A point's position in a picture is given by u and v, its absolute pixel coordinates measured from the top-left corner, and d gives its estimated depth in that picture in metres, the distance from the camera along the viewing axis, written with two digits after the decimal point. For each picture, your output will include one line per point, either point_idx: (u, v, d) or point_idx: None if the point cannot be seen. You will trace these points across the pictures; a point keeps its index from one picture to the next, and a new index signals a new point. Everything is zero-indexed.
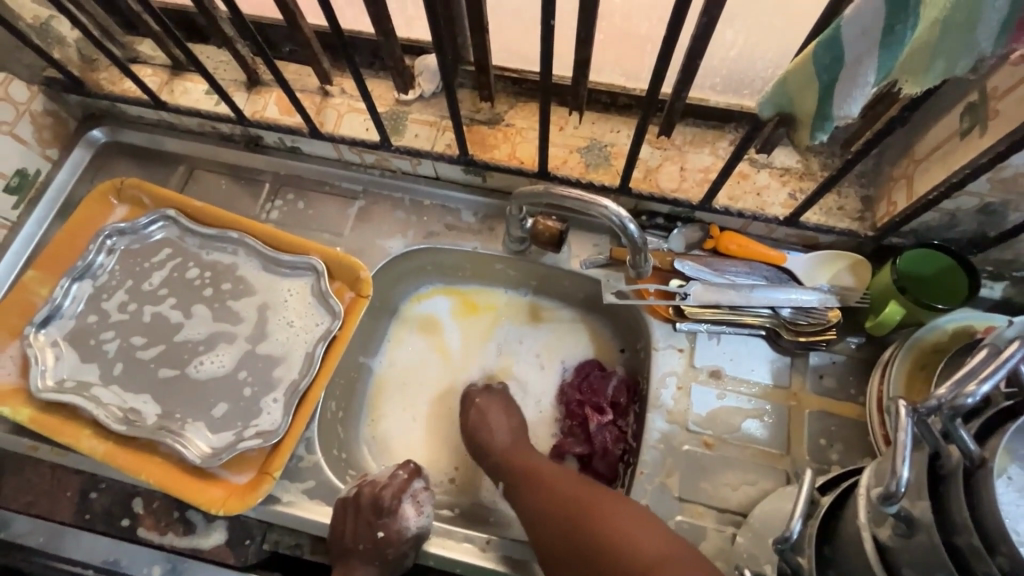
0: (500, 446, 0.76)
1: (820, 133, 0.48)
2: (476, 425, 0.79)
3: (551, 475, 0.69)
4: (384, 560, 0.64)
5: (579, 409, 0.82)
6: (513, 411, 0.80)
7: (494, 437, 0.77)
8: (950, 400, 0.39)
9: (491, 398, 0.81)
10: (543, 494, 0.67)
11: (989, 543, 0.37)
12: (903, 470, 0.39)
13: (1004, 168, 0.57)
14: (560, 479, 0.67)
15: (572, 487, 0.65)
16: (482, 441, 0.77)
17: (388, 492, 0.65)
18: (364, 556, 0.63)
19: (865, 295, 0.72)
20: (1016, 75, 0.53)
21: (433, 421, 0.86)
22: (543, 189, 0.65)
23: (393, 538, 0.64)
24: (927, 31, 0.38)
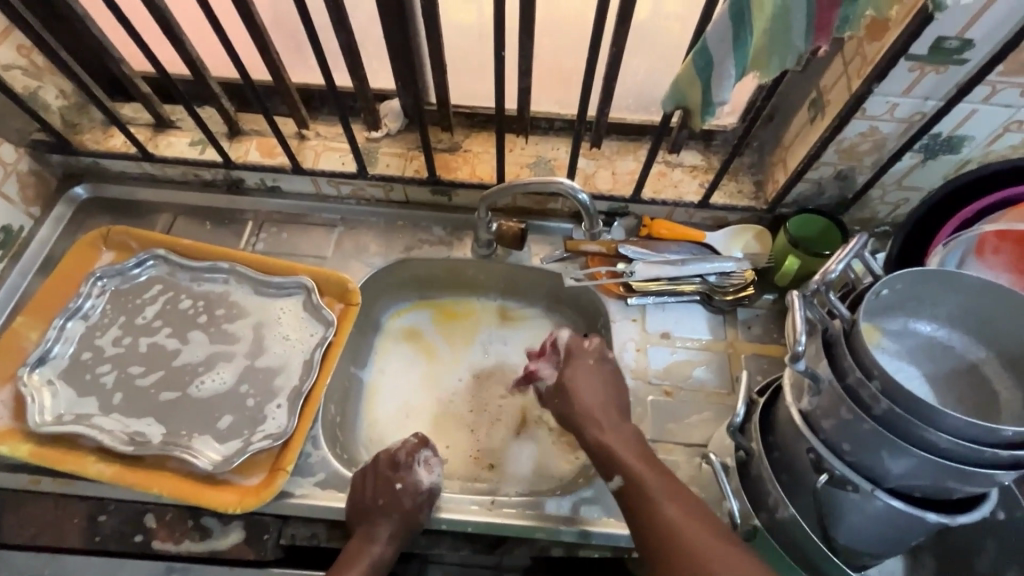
0: (622, 452, 0.67)
1: (708, 117, 0.65)
2: (582, 417, 0.73)
3: (659, 510, 0.61)
4: (408, 519, 0.71)
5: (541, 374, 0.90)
6: (605, 379, 0.76)
7: (606, 435, 0.70)
8: (822, 279, 0.54)
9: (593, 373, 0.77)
10: (654, 539, 0.60)
11: (867, 373, 0.51)
12: (800, 334, 0.53)
13: (842, 140, 0.77)
14: (666, 512, 0.61)
15: (674, 533, 0.59)
16: (594, 439, 0.70)
17: (402, 456, 0.74)
18: (389, 515, 0.70)
19: (769, 257, 0.90)
20: (836, 73, 0.74)
21: (424, 420, 0.93)
22: (506, 182, 0.79)
23: (412, 496, 0.72)
24: (762, 36, 0.56)
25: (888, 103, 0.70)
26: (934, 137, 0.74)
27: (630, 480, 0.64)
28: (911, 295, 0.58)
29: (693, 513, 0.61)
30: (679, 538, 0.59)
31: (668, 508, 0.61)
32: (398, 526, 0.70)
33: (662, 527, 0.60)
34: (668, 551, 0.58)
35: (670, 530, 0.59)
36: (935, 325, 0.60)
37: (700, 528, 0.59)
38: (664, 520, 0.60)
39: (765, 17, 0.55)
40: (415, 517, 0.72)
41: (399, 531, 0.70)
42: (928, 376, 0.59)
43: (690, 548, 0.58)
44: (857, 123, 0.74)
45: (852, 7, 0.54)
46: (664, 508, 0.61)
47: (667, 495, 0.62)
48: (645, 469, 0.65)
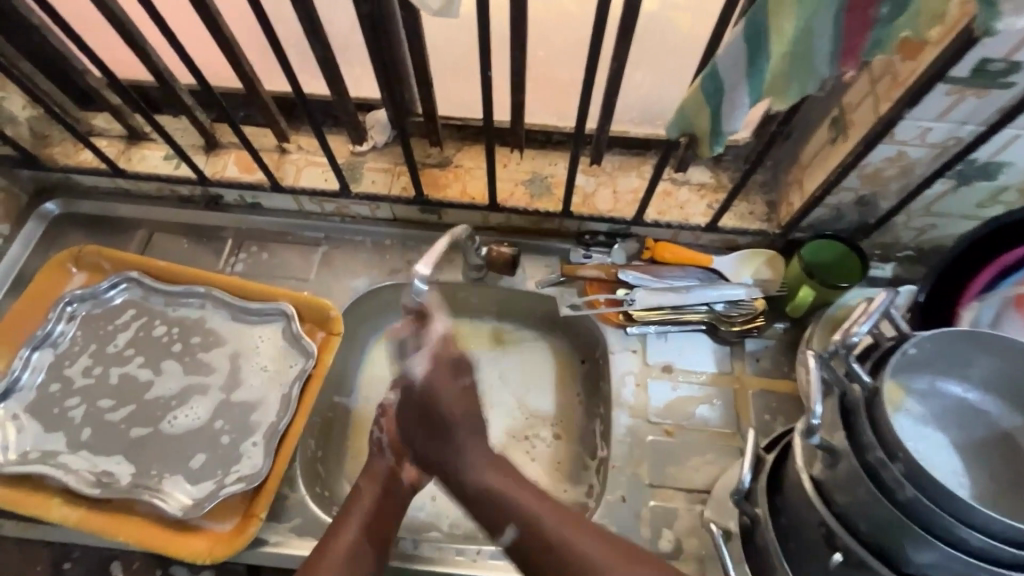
0: (510, 492, 0.62)
1: (717, 147, 0.58)
2: (430, 401, 0.65)
3: (558, 538, 0.58)
4: (385, 499, 0.69)
5: None
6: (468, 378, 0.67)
7: (477, 469, 0.64)
8: (843, 341, 0.48)
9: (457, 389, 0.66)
10: (553, 568, 0.57)
11: (890, 452, 0.45)
12: (816, 405, 0.48)
13: (866, 165, 0.70)
14: (565, 542, 0.57)
15: (572, 555, 0.56)
16: (466, 479, 0.64)
17: (374, 437, 0.73)
18: (367, 494, 0.69)
19: (782, 285, 0.83)
20: (861, 93, 0.67)
21: None
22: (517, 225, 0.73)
23: (386, 474, 0.70)
24: (780, 62, 0.49)
25: (920, 128, 0.63)
26: (970, 163, 0.67)
27: (530, 526, 0.59)
28: (941, 355, 0.52)
29: (613, 549, 0.56)
30: (590, 570, 0.55)
31: (548, 522, 0.59)
32: (376, 506, 0.68)
33: (550, 549, 0.57)
34: (563, 572, 0.56)
35: (571, 561, 0.56)
36: (966, 387, 0.53)
37: (613, 561, 0.55)
38: (562, 555, 0.57)
39: (784, 40, 0.48)
40: (393, 499, 0.70)
41: (378, 510, 0.68)
42: (956, 445, 0.53)
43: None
44: (882, 149, 0.67)
45: (887, 29, 0.47)
46: (545, 524, 0.59)
47: (547, 511, 0.60)
48: (523, 493, 0.62)
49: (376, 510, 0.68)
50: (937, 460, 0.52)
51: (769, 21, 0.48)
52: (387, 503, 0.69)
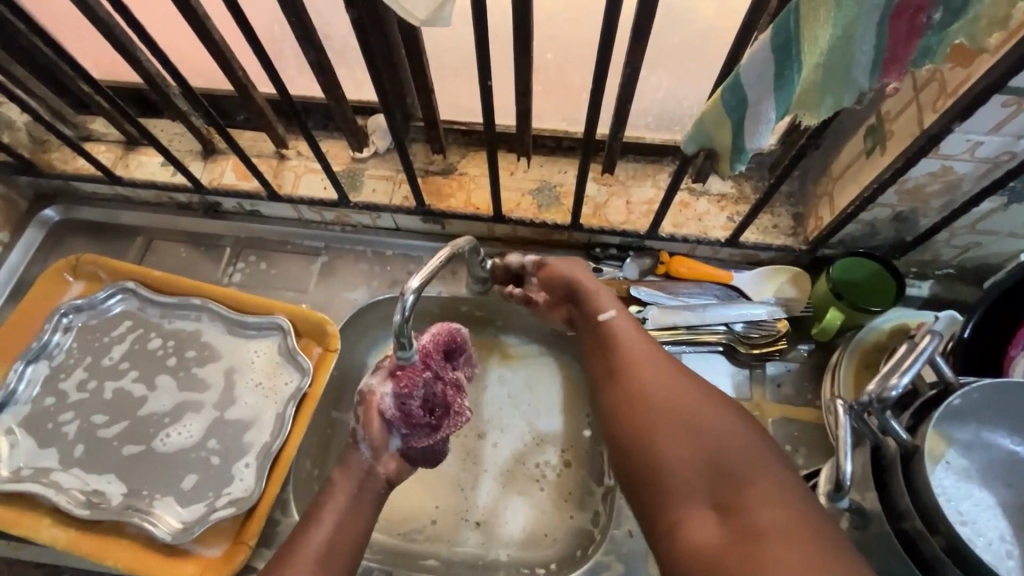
0: (609, 298, 0.69)
1: (738, 164, 0.52)
2: (573, 283, 0.71)
3: (624, 340, 0.64)
4: (362, 493, 0.62)
5: (422, 412, 0.66)
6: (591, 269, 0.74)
7: (594, 283, 0.70)
8: (878, 394, 0.42)
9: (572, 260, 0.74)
10: (612, 361, 0.62)
11: (929, 522, 0.40)
12: (846, 465, 0.43)
13: (906, 180, 0.63)
14: (631, 340, 0.63)
15: (661, 454, 0.53)
16: (584, 289, 0.70)
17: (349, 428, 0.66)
18: (342, 486, 0.62)
19: (807, 304, 0.78)
20: (903, 100, 0.60)
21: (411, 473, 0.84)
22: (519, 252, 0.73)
23: (363, 467, 0.63)
24: (813, 73, 0.43)
25: (969, 142, 0.57)
26: None
27: (609, 326, 0.65)
28: (992, 405, 0.46)
29: (674, 364, 0.60)
30: (643, 371, 0.59)
31: (630, 338, 0.64)
32: (353, 500, 0.61)
33: (625, 354, 0.62)
34: (626, 378, 0.59)
35: (640, 364, 0.60)
36: (1016, 439, 0.48)
37: (673, 377, 0.58)
38: (627, 348, 0.62)
39: (817, 48, 0.42)
40: (371, 493, 0.63)
41: (355, 504, 0.61)
42: (1005, 506, 0.47)
43: (654, 381, 0.58)
44: (925, 164, 0.60)
45: (938, 36, 0.41)
46: (628, 341, 0.63)
47: (637, 330, 0.65)
48: (659, 368, 0.59)
49: (353, 503, 0.61)
50: (982, 523, 0.46)
51: (800, 28, 0.42)
52: (365, 498, 0.62)
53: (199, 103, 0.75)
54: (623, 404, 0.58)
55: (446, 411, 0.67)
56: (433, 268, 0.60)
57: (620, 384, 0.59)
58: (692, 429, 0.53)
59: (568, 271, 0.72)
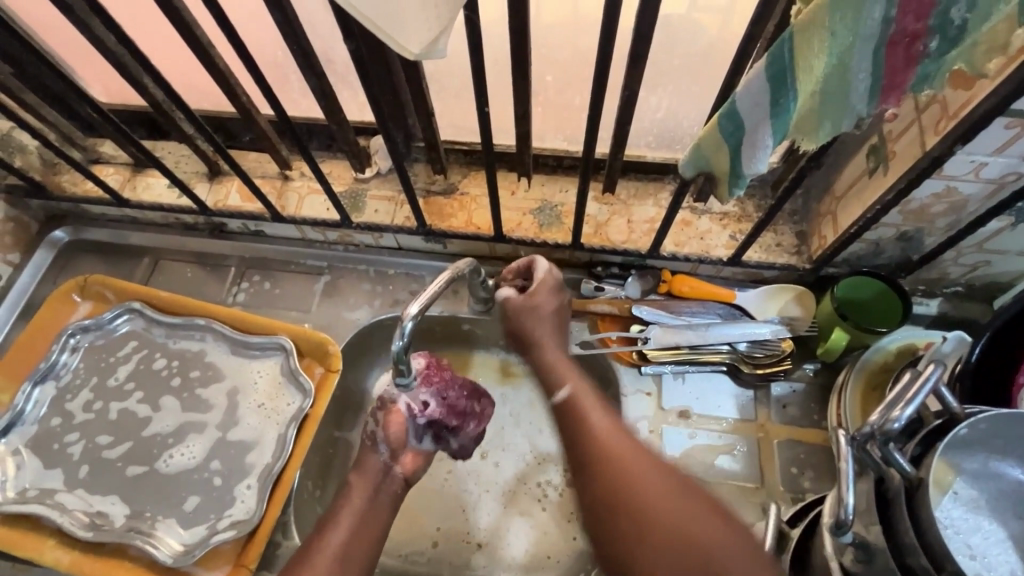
0: (564, 370, 0.62)
1: (736, 189, 0.52)
2: (525, 330, 0.67)
3: (589, 424, 0.56)
4: (378, 498, 0.62)
5: (462, 402, 0.69)
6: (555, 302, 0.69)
7: (547, 350, 0.65)
8: (880, 425, 0.41)
9: (550, 292, 0.69)
10: (580, 453, 0.55)
11: (935, 560, 0.39)
12: (847, 497, 0.42)
13: (909, 201, 0.62)
14: (596, 424, 0.56)
15: (630, 547, 0.49)
16: (543, 358, 0.64)
17: (366, 430, 0.66)
18: (359, 488, 0.63)
19: (813, 323, 0.77)
20: (905, 120, 0.60)
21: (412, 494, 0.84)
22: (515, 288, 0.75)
23: (381, 468, 0.64)
24: (809, 101, 0.43)
25: (973, 163, 0.56)
26: None
27: (570, 403, 0.58)
28: (1001, 435, 0.45)
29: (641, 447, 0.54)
30: (616, 462, 0.52)
31: (596, 422, 0.56)
32: (369, 502, 0.62)
33: (591, 444, 0.54)
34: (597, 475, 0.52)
35: (612, 454, 0.53)
36: None
37: (637, 459, 0.52)
38: (595, 434, 0.55)
39: (812, 77, 0.41)
40: (386, 497, 0.63)
41: (370, 509, 0.61)
42: (1015, 538, 0.46)
43: (628, 475, 0.51)
44: (928, 185, 0.60)
45: (936, 64, 0.40)
46: (592, 422, 0.56)
47: (597, 406, 0.58)
48: (623, 446, 0.54)
49: (367, 508, 0.61)
50: (991, 556, 0.45)
51: (794, 58, 0.41)
52: (379, 505, 0.62)
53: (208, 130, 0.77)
54: (590, 497, 0.52)
55: (474, 401, 0.71)
56: (434, 293, 0.59)
57: (585, 466, 0.54)
58: (658, 530, 0.48)
59: (520, 315, 0.67)
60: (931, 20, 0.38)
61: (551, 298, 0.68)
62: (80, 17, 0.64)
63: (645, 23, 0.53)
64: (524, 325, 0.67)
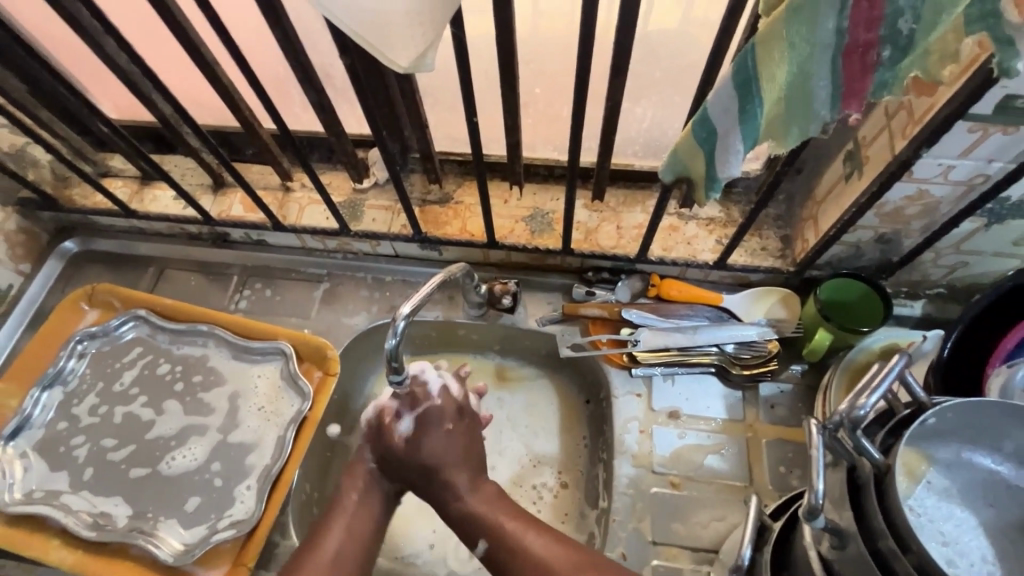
0: (486, 511, 0.63)
1: (713, 193, 0.55)
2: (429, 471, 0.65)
3: (527, 550, 0.58)
4: (368, 501, 0.67)
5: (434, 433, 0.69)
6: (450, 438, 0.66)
7: (467, 499, 0.65)
8: (847, 413, 0.43)
9: (446, 435, 0.66)
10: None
11: (902, 542, 0.41)
12: (817, 483, 0.43)
13: (884, 203, 0.65)
14: (533, 546, 0.59)
15: None
16: (456, 509, 0.65)
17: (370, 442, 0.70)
18: (349, 489, 0.68)
19: (798, 325, 0.79)
20: (877, 126, 0.62)
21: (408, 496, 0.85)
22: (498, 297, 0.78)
23: (367, 475, 0.69)
24: (775, 107, 0.46)
25: (942, 165, 0.58)
26: (1002, 201, 0.62)
27: (496, 543, 0.61)
28: (968, 424, 0.46)
29: (569, 547, 0.58)
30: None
31: (534, 547, 0.58)
32: (358, 501, 0.67)
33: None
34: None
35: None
36: (998, 459, 0.48)
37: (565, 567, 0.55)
38: (531, 556, 0.58)
39: (776, 85, 0.44)
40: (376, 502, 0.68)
41: (363, 511, 0.66)
42: (987, 526, 0.47)
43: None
44: (900, 187, 0.62)
45: (892, 72, 0.43)
46: (532, 548, 0.59)
47: (510, 518, 0.62)
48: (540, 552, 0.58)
49: (359, 508, 0.67)
50: (964, 543, 0.46)
51: (758, 68, 0.44)
52: (367, 510, 0.67)
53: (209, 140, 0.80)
54: None
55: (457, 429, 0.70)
56: (425, 296, 0.61)
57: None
58: None
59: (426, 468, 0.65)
60: (882, 31, 0.41)
61: (441, 431, 0.66)
62: (94, 38, 0.68)
63: (624, 37, 0.56)
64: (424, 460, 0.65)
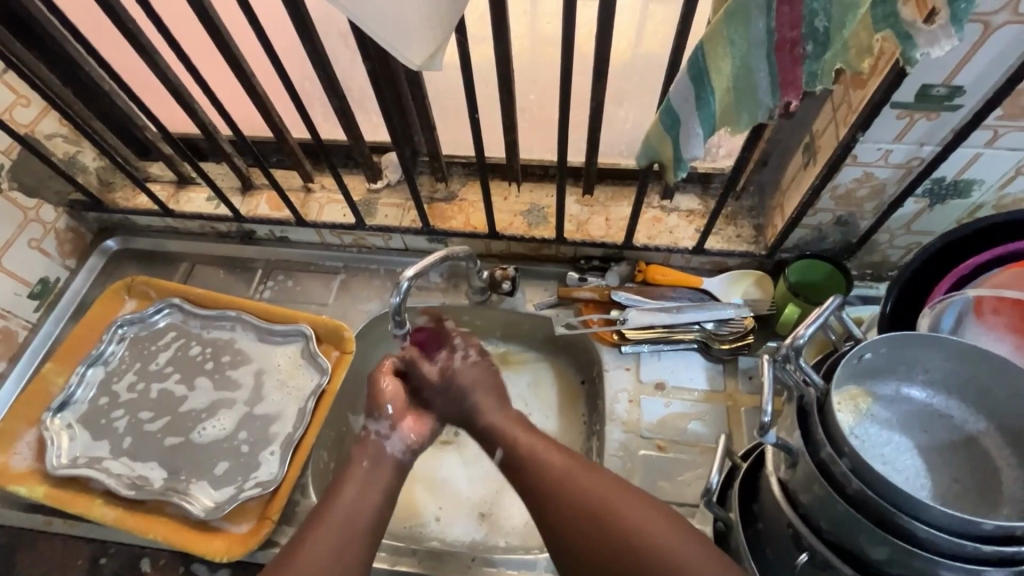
0: (502, 426, 0.75)
1: (681, 173, 0.63)
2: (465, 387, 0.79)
3: (540, 460, 0.68)
4: (377, 469, 0.72)
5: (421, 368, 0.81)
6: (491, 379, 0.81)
7: (489, 414, 0.77)
8: (791, 343, 0.50)
9: (465, 364, 0.81)
10: (540, 496, 0.66)
11: (838, 448, 0.48)
12: (766, 404, 0.51)
13: (837, 186, 0.74)
14: (545, 458, 0.68)
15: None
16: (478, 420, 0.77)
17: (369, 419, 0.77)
18: (359, 458, 0.73)
19: (771, 303, 0.87)
20: (827, 118, 0.71)
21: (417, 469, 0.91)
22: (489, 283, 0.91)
23: (375, 442, 0.74)
24: (725, 95, 0.55)
25: (881, 150, 0.67)
26: (939, 182, 0.70)
27: (513, 446, 0.72)
28: (899, 359, 0.54)
29: (573, 458, 0.68)
30: (561, 478, 0.66)
31: (547, 459, 0.68)
32: (368, 471, 0.71)
33: (552, 480, 0.66)
34: (562, 506, 0.64)
35: (562, 477, 0.66)
36: (930, 392, 0.55)
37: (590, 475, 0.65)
38: (544, 464, 0.68)
39: (724, 76, 0.54)
40: (385, 469, 0.72)
41: (371, 477, 0.71)
42: (921, 448, 0.54)
43: (577, 483, 0.64)
44: (849, 171, 0.71)
45: (818, 64, 0.52)
46: (546, 461, 0.68)
47: (522, 433, 0.73)
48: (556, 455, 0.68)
49: (369, 473, 0.71)
50: (900, 461, 0.53)
51: (708, 61, 0.54)
52: (379, 472, 0.72)
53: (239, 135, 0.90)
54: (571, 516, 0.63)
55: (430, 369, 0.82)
56: (429, 264, 0.69)
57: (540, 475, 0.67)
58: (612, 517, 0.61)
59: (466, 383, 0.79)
60: (803, 29, 0.50)
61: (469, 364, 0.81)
62: (149, 54, 0.79)
63: (603, 44, 0.66)
64: (456, 383, 0.79)
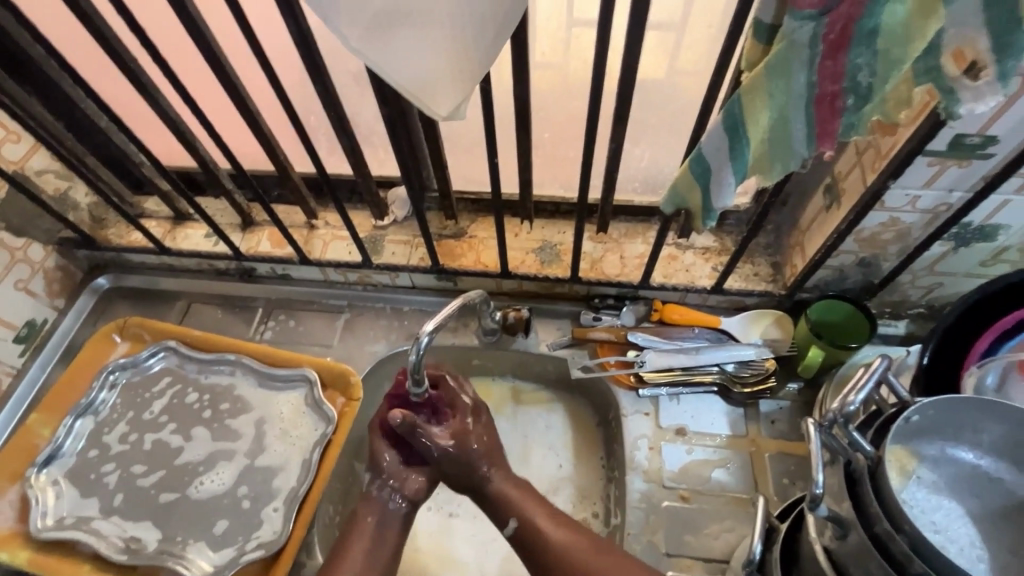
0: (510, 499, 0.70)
1: (709, 222, 0.61)
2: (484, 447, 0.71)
3: (549, 535, 0.65)
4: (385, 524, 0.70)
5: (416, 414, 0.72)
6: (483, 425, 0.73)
7: (495, 480, 0.71)
8: (839, 409, 0.47)
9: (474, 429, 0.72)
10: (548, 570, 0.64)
11: (896, 524, 0.46)
12: (817, 474, 0.48)
13: (861, 230, 0.72)
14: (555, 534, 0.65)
15: None
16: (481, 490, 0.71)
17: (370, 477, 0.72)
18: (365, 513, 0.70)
19: (792, 344, 0.84)
20: (850, 162, 0.70)
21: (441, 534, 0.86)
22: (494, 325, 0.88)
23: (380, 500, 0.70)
24: (760, 145, 0.53)
25: (908, 196, 0.67)
26: (965, 226, 0.70)
27: (525, 522, 0.67)
28: (947, 421, 0.52)
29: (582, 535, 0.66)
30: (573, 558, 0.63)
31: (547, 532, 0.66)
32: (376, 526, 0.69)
33: (559, 556, 0.64)
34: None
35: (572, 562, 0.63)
36: (978, 454, 0.53)
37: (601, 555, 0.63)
38: (555, 542, 0.65)
39: (761, 127, 0.52)
40: (393, 523, 0.70)
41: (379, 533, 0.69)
42: (973, 515, 0.52)
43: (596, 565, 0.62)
44: (874, 216, 0.70)
45: (856, 116, 0.50)
46: (555, 536, 0.65)
47: (540, 510, 0.68)
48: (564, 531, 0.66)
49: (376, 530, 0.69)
50: (953, 530, 0.51)
51: (743, 113, 0.52)
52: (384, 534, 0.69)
53: (240, 171, 0.86)
54: None
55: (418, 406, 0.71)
56: (447, 314, 0.66)
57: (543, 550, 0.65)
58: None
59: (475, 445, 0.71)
60: (845, 83, 0.48)
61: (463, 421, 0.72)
62: (152, 94, 0.76)
63: (626, 91, 0.65)
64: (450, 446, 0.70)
